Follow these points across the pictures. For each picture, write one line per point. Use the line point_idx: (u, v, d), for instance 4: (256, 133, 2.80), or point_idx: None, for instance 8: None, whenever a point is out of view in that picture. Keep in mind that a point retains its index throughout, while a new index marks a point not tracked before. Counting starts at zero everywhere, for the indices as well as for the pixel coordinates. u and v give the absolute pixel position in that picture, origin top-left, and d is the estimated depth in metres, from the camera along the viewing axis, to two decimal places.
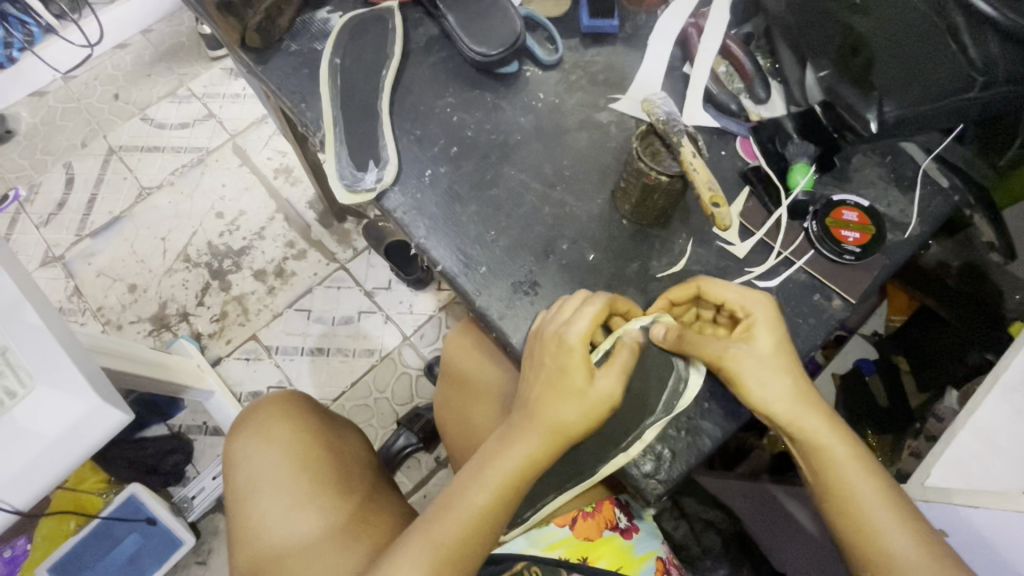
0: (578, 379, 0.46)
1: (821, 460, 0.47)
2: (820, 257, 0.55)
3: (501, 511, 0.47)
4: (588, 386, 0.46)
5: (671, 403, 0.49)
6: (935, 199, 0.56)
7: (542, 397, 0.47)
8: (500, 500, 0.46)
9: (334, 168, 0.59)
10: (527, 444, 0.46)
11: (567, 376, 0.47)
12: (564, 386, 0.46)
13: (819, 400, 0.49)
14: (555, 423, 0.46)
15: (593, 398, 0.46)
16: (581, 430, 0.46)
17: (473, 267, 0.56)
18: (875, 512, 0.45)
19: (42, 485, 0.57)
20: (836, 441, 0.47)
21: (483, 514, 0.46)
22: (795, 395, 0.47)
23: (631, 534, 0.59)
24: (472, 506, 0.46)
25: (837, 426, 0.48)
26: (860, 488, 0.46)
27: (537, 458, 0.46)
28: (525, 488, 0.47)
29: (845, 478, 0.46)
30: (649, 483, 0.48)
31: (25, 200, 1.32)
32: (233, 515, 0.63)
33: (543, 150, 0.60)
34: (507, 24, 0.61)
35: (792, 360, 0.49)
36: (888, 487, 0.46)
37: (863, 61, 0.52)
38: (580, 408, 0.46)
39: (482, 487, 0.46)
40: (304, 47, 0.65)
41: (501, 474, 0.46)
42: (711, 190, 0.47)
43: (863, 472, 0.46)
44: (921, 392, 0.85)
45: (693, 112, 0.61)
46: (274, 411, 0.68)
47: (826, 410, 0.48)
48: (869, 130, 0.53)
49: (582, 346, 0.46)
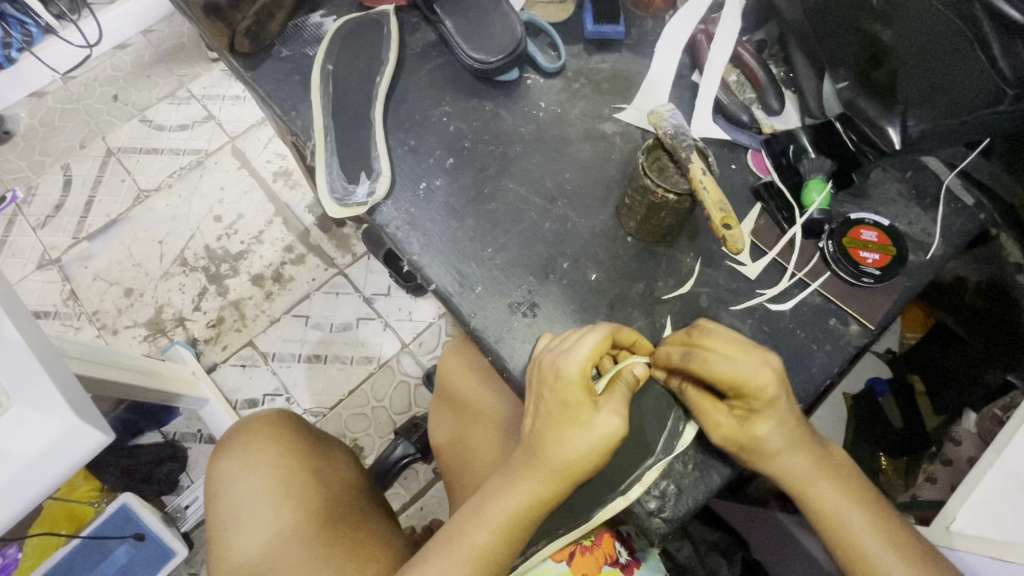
0: (582, 414, 0.43)
1: (826, 519, 0.44)
2: (837, 279, 0.52)
3: (501, 553, 0.44)
4: (593, 420, 0.43)
5: (671, 441, 0.46)
6: (959, 217, 0.53)
7: (544, 432, 0.44)
8: (500, 542, 0.43)
9: (325, 179, 0.56)
10: (527, 482, 0.44)
11: (569, 411, 0.43)
12: (566, 420, 0.43)
13: (820, 451, 0.45)
14: (558, 461, 0.43)
15: (598, 436, 0.42)
16: (585, 468, 0.43)
17: (468, 286, 0.53)
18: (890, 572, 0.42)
19: (17, 510, 0.54)
20: (841, 498, 0.44)
21: (482, 557, 0.43)
22: (801, 458, 0.44)
23: (631, 570, 0.55)
24: (471, 547, 0.43)
25: (851, 489, 0.45)
26: (874, 553, 0.43)
27: (538, 496, 0.43)
28: (526, 529, 0.44)
29: (859, 545, 0.43)
30: (654, 521, 0.46)
31: (22, 202, 1.29)
32: (218, 543, 0.60)
33: (545, 162, 0.57)
34: (507, 30, 0.58)
35: (802, 424, 0.45)
36: (903, 545, 0.43)
37: (887, 72, 0.49)
38: (583, 444, 0.42)
39: (480, 529, 0.43)
40: (296, 52, 0.62)
41: (501, 513, 0.44)
42: (722, 209, 0.44)
43: (872, 529, 0.43)
44: (936, 414, 0.81)
45: (702, 124, 0.58)
46: (260, 433, 0.66)
47: (827, 463, 0.45)
48: (891, 146, 0.49)
49: (582, 380, 0.42)
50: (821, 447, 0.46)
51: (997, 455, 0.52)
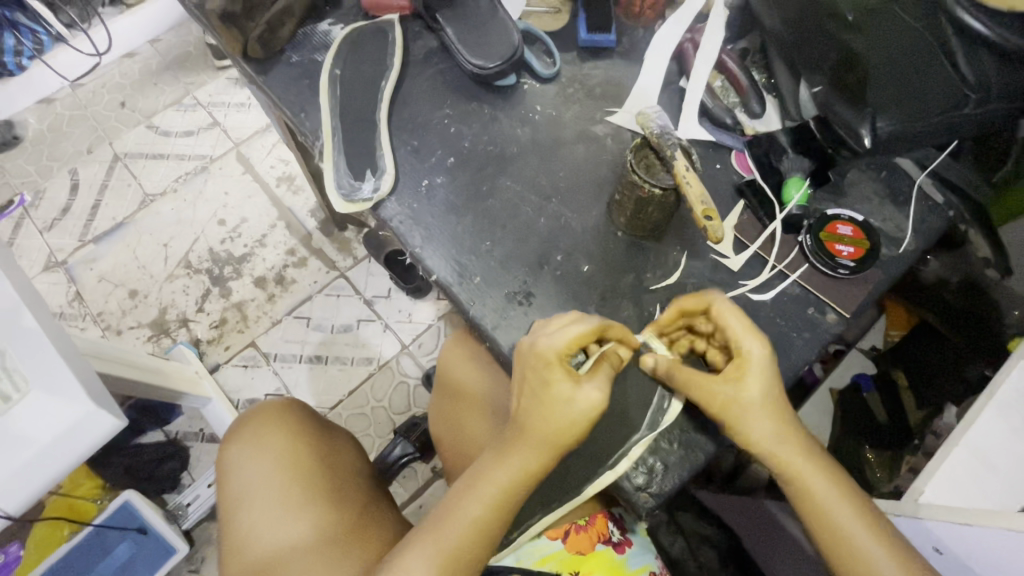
0: (566, 391, 0.45)
1: (802, 490, 0.47)
2: (815, 272, 0.55)
3: (493, 524, 0.46)
4: (574, 395, 0.45)
5: (655, 420, 0.49)
6: (930, 215, 0.57)
7: (532, 408, 0.47)
8: (493, 512, 0.46)
9: (332, 177, 0.59)
10: (518, 457, 0.46)
11: (554, 387, 0.46)
12: (549, 397, 0.46)
13: (799, 430, 0.48)
14: (543, 434, 0.46)
15: (581, 408, 0.45)
16: (570, 439, 0.46)
17: (468, 277, 0.56)
18: (858, 540, 0.45)
19: (35, 490, 0.57)
20: (817, 471, 0.47)
21: (477, 527, 0.46)
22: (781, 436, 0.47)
23: (624, 548, 0.59)
24: (464, 518, 0.46)
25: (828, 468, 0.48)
26: (845, 525, 0.46)
27: (528, 470, 0.46)
28: (517, 500, 0.47)
29: (831, 518, 0.46)
30: (642, 496, 0.48)
31: (30, 205, 1.33)
32: (227, 525, 0.63)
33: (541, 163, 0.61)
34: (505, 38, 0.62)
35: (781, 400, 0.47)
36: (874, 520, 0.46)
37: (857, 77, 0.52)
38: (569, 416, 0.45)
39: (474, 500, 0.46)
40: (305, 58, 0.65)
41: (493, 485, 0.46)
42: (704, 203, 0.48)
43: (844, 500, 0.47)
44: (919, 409, 0.84)
45: (688, 126, 0.61)
46: (268, 420, 0.69)
47: (805, 438, 0.48)
48: (863, 146, 0.52)
49: (560, 362, 0.45)
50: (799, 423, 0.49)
51: (962, 431, 0.56)
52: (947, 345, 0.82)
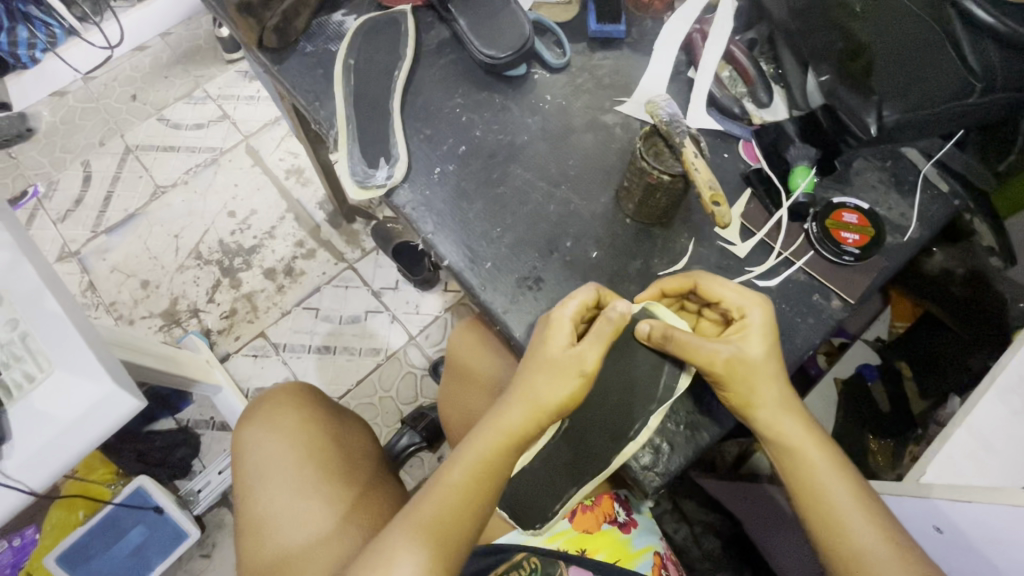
0: (557, 350, 0.48)
1: (796, 460, 0.49)
2: (820, 259, 0.56)
3: (487, 492, 0.48)
4: (561, 360, 0.48)
5: (670, 385, 0.49)
6: (935, 203, 0.57)
7: (532, 376, 0.49)
8: (479, 483, 0.48)
9: (346, 166, 0.61)
10: (504, 423, 0.49)
11: (553, 355, 0.48)
12: (543, 364, 0.48)
13: (800, 408, 0.50)
14: (530, 398, 0.48)
15: (570, 370, 0.47)
16: (556, 404, 0.47)
17: (479, 263, 0.58)
18: (844, 512, 0.47)
19: (58, 467, 0.58)
20: (811, 443, 0.49)
21: (472, 494, 0.47)
22: (781, 410, 0.49)
23: (629, 528, 0.61)
24: (459, 486, 0.48)
25: (823, 445, 0.50)
26: (834, 497, 0.48)
27: (515, 436, 0.48)
28: (504, 469, 0.48)
29: (821, 488, 0.48)
30: (648, 475, 0.50)
31: (43, 196, 1.35)
32: (239, 502, 0.66)
33: (550, 151, 0.62)
34: (517, 28, 0.63)
35: (779, 368, 0.49)
36: (862, 495, 0.48)
37: (863, 65, 0.54)
38: (565, 379, 0.47)
39: (460, 468, 0.48)
40: (319, 48, 0.67)
41: (480, 454, 0.48)
42: (712, 188, 0.48)
43: (835, 473, 0.49)
44: (922, 399, 0.86)
45: (697, 115, 0.62)
46: (283, 400, 0.71)
47: (804, 413, 0.51)
48: (869, 133, 0.53)
49: (556, 330, 0.49)
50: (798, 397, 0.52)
51: (963, 418, 0.57)
52: (952, 337, 0.84)
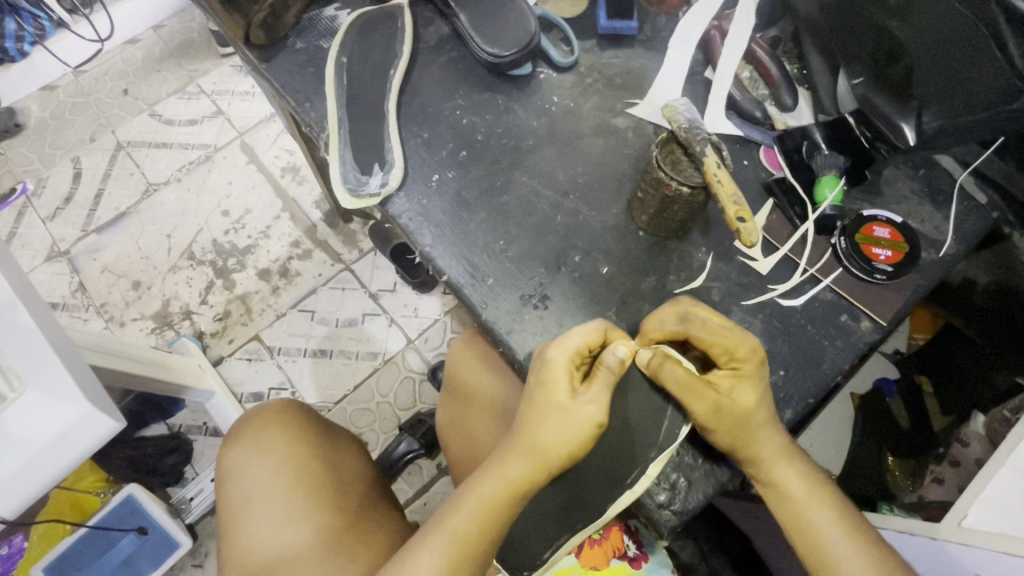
0: (559, 391, 0.45)
1: (790, 508, 0.46)
2: (849, 275, 0.52)
3: (487, 537, 0.45)
4: (570, 403, 0.44)
5: (672, 430, 0.45)
6: (972, 215, 0.53)
7: (533, 417, 0.45)
8: (481, 532, 0.44)
9: (338, 170, 0.56)
10: (508, 465, 0.45)
11: (553, 395, 0.45)
12: (547, 404, 0.45)
13: (790, 444, 0.47)
14: (537, 447, 0.44)
15: (576, 413, 0.43)
16: (562, 457, 0.44)
17: (480, 278, 0.54)
18: (837, 550, 0.45)
19: (30, 492, 0.54)
20: (807, 489, 0.46)
21: (470, 539, 0.44)
22: (772, 447, 0.46)
23: (639, 563, 0.57)
24: (457, 530, 0.44)
25: (813, 480, 0.47)
26: (826, 535, 0.45)
27: (519, 481, 0.45)
28: (505, 514, 0.45)
29: (811, 526, 0.46)
30: (663, 514, 0.46)
31: (32, 194, 1.30)
32: (226, 530, 0.62)
33: (557, 156, 0.58)
34: (521, 24, 0.58)
35: (769, 408, 0.46)
36: (857, 531, 0.46)
37: (903, 69, 0.49)
38: (568, 427, 0.43)
39: (459, 512, 0.45)
40: (310, 44, 0.62)
41: (479, 498, 0.45)
42: (736, 203, 0.44)
43: (835, 520, 0.46)
44: (944, 415, 0.81)
45: (716, 119, 0.57)
46: (270, 421, 0.67)
47: (802, 458, 0.48)
48: (907, 143, 0.51)
49: (558, 368, 0.45)
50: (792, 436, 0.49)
51: (1008, 459, 0.52)
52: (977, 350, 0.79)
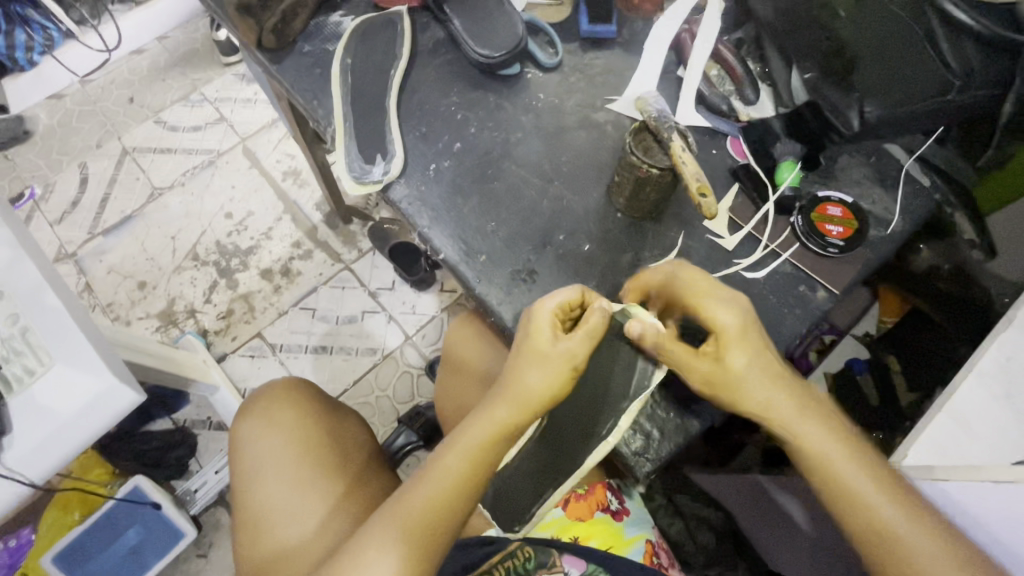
0: (546, 345, 0.50)
1: (819, 461, 0.47)
2: (807, 251, 0.58)
3: (474, 479, 0.50)
4: (552, 350, 0.50)
5: (643, 380, 0.50)
6: (917, 197, 0.59)
7: (520, 369, 0.51)
8: (472, 473, 0.50)
9: (344, 163, 0.62)
10: (496, 411, 0.51)
11: (539, 348, 0.50)
12: (533, 355, 0.50)
13: (804, 397, 0.48)
14: (522, 395, 0.50)
15: (558, 360, 0.49)
16: (544, 401, 0.50)
17: (473, 256, 0.59)
18: (866, 495, 0.45)
19: (59, 459, 0.59)
20: (830, 442, 0.47)
21: (459, 480, 0.49)
22: (784, 402, 0.47)
23: (621, 517, 0.64)
24: (448, 472, 0.50)
25: (834, 431, 0.48)
26: (854, 482, 0.46)
27: (505, 424, 0.50)
28: (492, 459, 0.50)
29: (840, 475, 0.46)
30: (639, 460, 0.51)
31: (40, 199, 1.35)
32: (239, 496, 0.67)
33: (543, 148, 0.63)
34: (510, 28, 0.64)
35: (771, 363, 0.48)
36: (881, 474, 0.47)
37: (845, 61, 0.58)
38: (547, 377, 0.49)
39: (450, 456, 0.50)
40: (316, 48, 0.68)
41: (468, 444, 0.51)
42: (699, 180, 0.50)
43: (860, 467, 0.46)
44: (909, 391, 0.87)
45: (686, 113, 0.63)
46: (278, 396, 0.72)
47: (819, 411, 0.48)
48: (851, 127, 0.57)
49: (545, 324, 0.50)
50: (836, 421, 0.49)
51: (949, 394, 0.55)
52: (942, 335, 0.84)
